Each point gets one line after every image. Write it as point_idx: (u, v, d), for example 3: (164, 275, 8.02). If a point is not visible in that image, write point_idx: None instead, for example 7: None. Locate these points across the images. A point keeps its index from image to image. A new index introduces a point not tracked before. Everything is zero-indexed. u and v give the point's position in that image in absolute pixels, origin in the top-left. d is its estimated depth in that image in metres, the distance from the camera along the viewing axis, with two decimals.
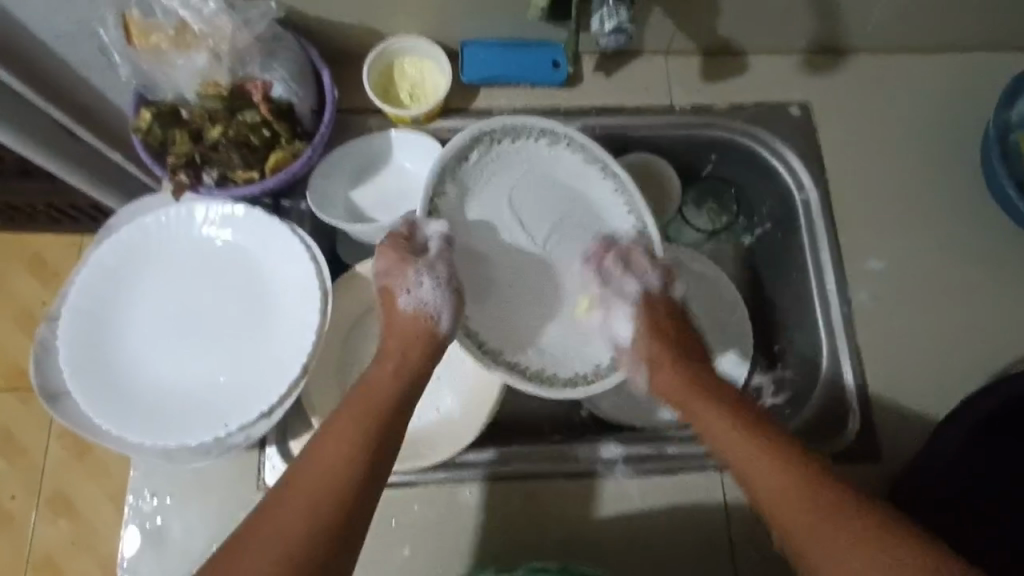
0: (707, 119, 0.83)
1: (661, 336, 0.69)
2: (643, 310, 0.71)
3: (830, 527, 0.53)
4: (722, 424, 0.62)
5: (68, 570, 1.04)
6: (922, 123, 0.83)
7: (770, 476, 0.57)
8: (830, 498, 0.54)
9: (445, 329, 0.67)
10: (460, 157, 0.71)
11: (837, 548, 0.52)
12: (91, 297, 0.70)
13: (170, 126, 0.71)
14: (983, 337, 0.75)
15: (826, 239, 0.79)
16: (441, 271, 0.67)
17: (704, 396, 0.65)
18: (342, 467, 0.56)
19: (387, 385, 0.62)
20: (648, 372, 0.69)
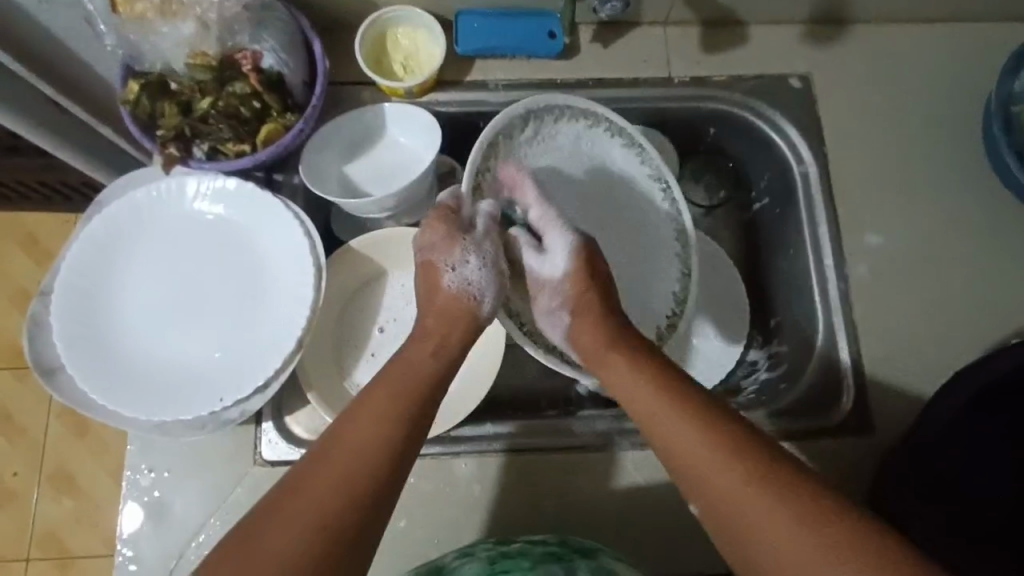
0: (706, 91, 0.81)
1: (588, 283, 0.66)
2: (573, 251, 0.67)
3: (749, 495, 0.51)
4: (640, 385, 0.60)
5: (71, 545, 1.05)
6: (924, 95, 0.82)
7: (688, 442, 0.55)
8: (750, 466, 0.52)
9: (485, 313, 0.66)
10: (508, 133, 0.74)
11: (768, 527, 0.50)
12: (82, 272, 0.69)
13: (158, 97, 0.69)
14: (979, 312, 0.75)
15: (824, 213, 0.78)
16: (486, 250, 0.67)
17: (621, 356, 0.62)
18: (377, 449, 0.55)
19: (426, 364, 0.62)
20: (571, 319, 0.66)
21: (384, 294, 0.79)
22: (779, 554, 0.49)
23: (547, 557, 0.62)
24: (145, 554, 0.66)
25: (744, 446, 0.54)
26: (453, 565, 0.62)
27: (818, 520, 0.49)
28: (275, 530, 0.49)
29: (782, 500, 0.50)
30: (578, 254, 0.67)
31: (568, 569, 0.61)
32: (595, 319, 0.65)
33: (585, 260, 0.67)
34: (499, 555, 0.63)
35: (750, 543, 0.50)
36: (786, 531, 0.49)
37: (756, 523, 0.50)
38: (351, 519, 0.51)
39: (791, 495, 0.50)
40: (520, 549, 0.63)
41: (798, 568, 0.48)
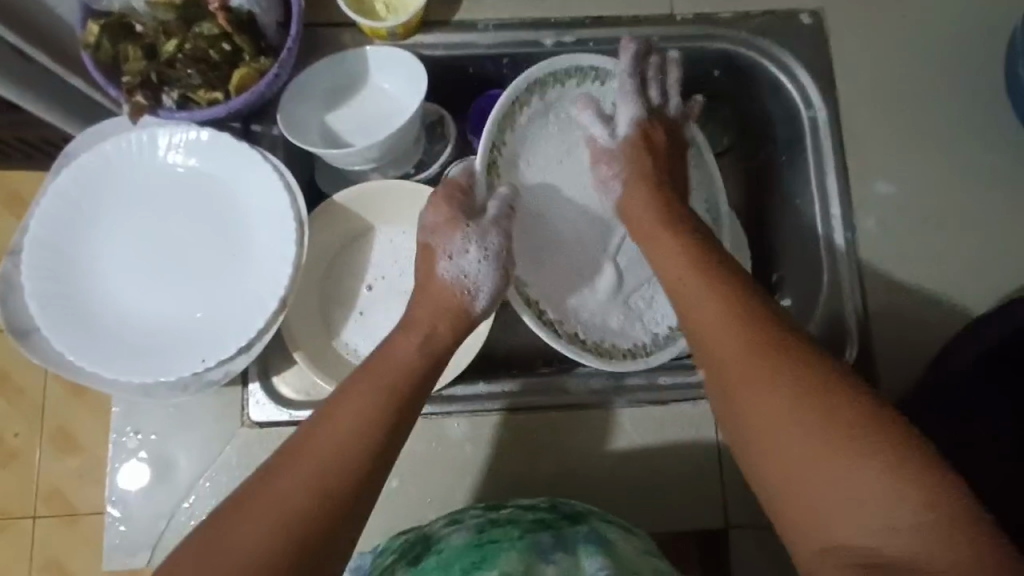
0: (710, 30, 0.76)
1: (648, 154, 0.69)
2: (636, 124, 0.70)
3: (765, 365, 0.52)
4: (679, 261, 0.61)
5: (77, 503, 1.06)
6: (943, 31, 0.76)
7: (713, 316, 0.56)
8: (770, 341, 0.53)
9: (480, 309, 0.64)
10: (525, 98, 0.71)
11: (782, 414, 0.50)
12: (53, 229, 0.66)
13: (122, 40, 0.65)
14: (993, 263, 0.71)
15: (832, 159, 0.74)
16: (490, 241, 0.65)
17: (669, 233, 0.63)
18: (352, 450, 0.52)
19: (407, 359, 0.59)
20: (625, 188, 0.68)
21: (372, 250, 0.76)
22: (778, 422, 0.50)
23: (537, 525, 0.61)
24: (136, 516, 0.65)
25: (774, 328, 0.54)
26: (442, 531, 0.62)
27: (838, 409, 0.48)
28: (242, 518, 0.48)
29: (796, 372, 0.51)
30: (641, 126, 0.70)
31: (558, 537, 0.60)
32: (649, 192, 0.67)
33: (647, 138, 0.69)
34: (488, 522, 0.61)
35: (750, 408, 0.52)
36: (789, 399, 0.50)
37: (760, 390, 0.51)
38: (323, 518, 0.49)
39: (807, 370, 0.51)
40: (509, 517, 0.62)
41: (803, 454, 0.48)
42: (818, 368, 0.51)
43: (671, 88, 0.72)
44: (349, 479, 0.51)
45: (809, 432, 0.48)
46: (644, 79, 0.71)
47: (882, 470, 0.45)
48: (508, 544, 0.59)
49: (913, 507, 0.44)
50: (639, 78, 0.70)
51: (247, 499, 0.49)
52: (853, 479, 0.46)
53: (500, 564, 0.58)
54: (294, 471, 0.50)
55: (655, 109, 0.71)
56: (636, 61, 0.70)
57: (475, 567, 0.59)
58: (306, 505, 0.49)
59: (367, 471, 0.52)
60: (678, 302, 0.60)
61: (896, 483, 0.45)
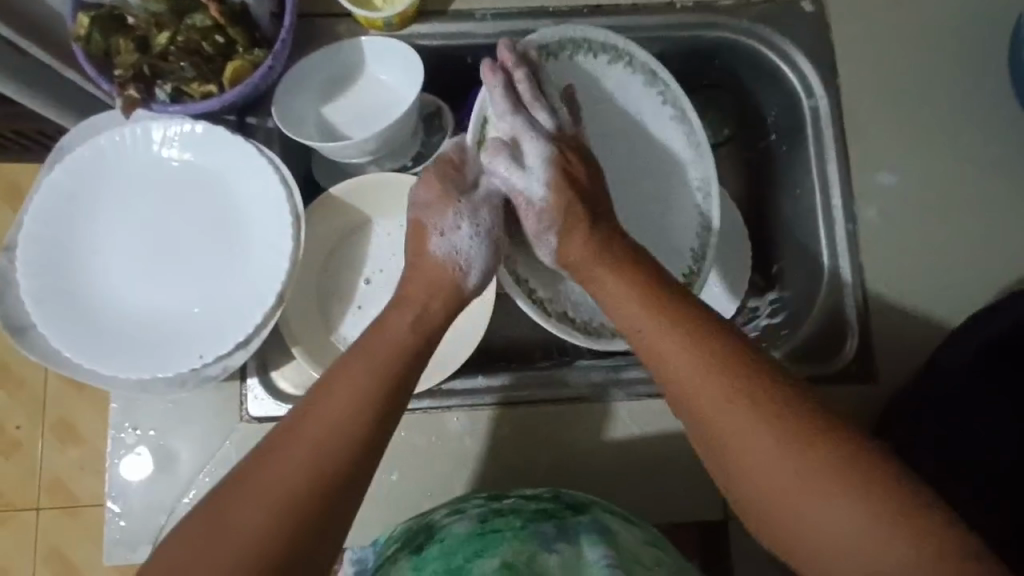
0: (711, 18, 0.75)
1: (571, 188, 0.62)
2: (547, 160, 0.63)
3: (746, 428, 0.49)
4: (639, 305, 0.57)
5: (79, 495, 1.06)
6: (947, 18, 0.75)
7: (685, 370, 0.53)
8: (749, 397, 0.50)
9: (474, 285, 0.63)
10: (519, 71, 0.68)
11: (760, 454, 0.49)
12: (47, 224, 0.66)
13: (113, 32, 0.64)
14: (995, 253, 0.71)
15: (834, 149, 0.73)
16: (481, 217, 0.63)
17: (618, 271, 0.59)
18: (348, 428, 0.52)
19: (401, 336, 0.58)
20: (559, 235, 0.62)
21: (370, 244, 0.76)
22: (769, 484, 0.48)
23: (539, 515, 0.61)
24: (136, 511, 0.65)
25: (740, 364, 0.51)
26: (444, 520, 0.62)
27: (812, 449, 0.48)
28: (243, 499, 0.48)
29: (778, 431, 0.49)
30: (556, 162, 0.63)
31: (560, 526, 0.60)
32: (586, 229, 0.61)
33: (565, 171, 0.63)
34: (490, 512, 0.62)
35: (735, 467, 0.50)
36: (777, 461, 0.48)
37: (745, 449, 0.49)
38: (319, 496, 0.49)
39: (790, 425, 0.49)
40: (511, 507, 0.62)
41: (788, 488, 0.48)
42: (798, 419, 0.49)
43: (555, 103, 0.68)
44: (343, 457, 0.51)
45: (801, 493, 0.47)
46: (523, 107, 0.65)
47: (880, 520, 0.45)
48: (511, 534, 0.60)
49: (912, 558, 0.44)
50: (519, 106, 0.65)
51: (243, 477, 0.49)
52: (837, 512, 0.46)
53: (501, 553, 0.58)
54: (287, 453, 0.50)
55: (555, 134, 0.65)
56: (506, 88, 0.65)
57: (476, 556, 0.59)
58: (303, 486, 0.49)
59: (363, 447, 0.52)
60: (639, 344, 0.56)
61: (892, 536, 0.44)
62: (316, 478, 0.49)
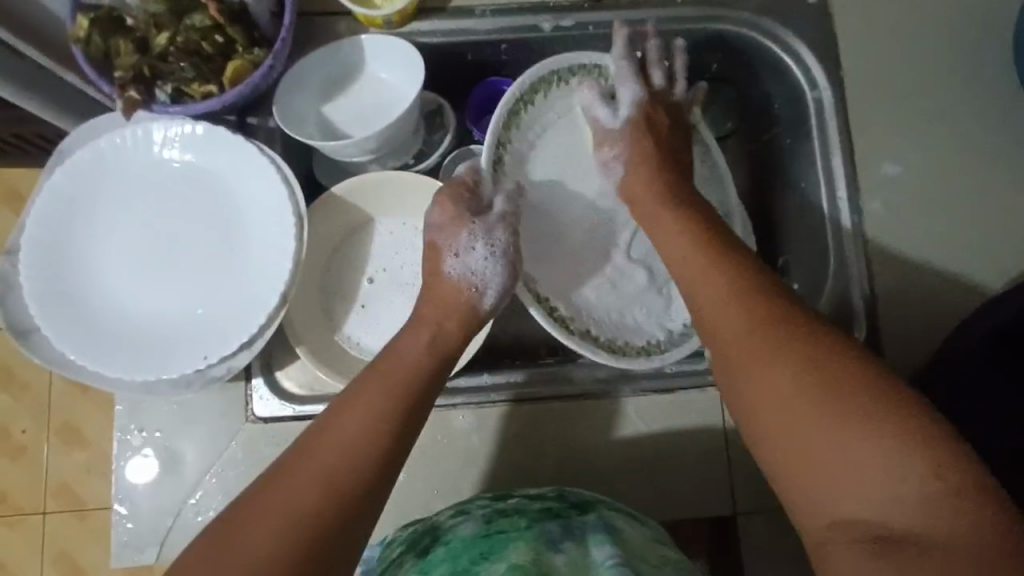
0: (713, 11, 0.74)
1: (648, 135, 0.67)
2: (636, 104, 0.68)
3: (769, 350, 0.50)
4: (684, 242, 0.59)
5: (86, 498, 1.06)
6: (950, 7, 0.75)
7: (722, 296, 0.55)
8: (778, 324, 0.51)
9: (489, 305, 0.63)
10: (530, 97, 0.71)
11: (783, 389, 0.49)
12: (50, 227, 0.65)
13: (112, 34, 0.64)
14: (1002, 243, 0.70)
15: (838, 141, 0.73)
16: (495, 237, 0.64)
17: (667, 214, 0.62)
18: (365, 448, 0.52)
19: (416, 359, 0.58)
20: (626, 168, 0.67)
21: (372, 243, 0.75)
22: (783, 410, 0.48)
23: (544, 514, 0.61)
24: (143, 512, 0.65)
25: (777, 305, 0.53)
26: (449, 522, 0.62)
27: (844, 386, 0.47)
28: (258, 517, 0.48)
29: (800, 358, 0.49)
30: (642, 108, 0.68)
31: (566, 526, 0.60)
32: (655, 167, 0.66)
33: (647, 117, 0.68)
34: (495, 513, 0.62)
35: (755, 391, 0.51)
36: (793, 385, 0.48)
37: (765, 371, 0.50)
38: (335, 517, 0.48)
39: (816, 354, 0.49)
40: (516, 507, 0.62)
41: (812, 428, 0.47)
42: (832, 349, 0.49)
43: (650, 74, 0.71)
44: (360, 479, 0.51)
45: (817, 417, 0.47)
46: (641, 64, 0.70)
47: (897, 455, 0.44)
48: (516, 534, 0.59)
49: (924, 493, 0.43)
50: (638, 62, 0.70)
51: (259, 497, 0.49)
52: (862, 454, 0.45)
53: (509, 555, 0.56)
54: (302, 474, 0.50)
55: (660, 91, 0.71)
56: (628, 45, 0.70)
57: (482, 558, 0.58)
58: (315, 506, 0.48)
59: (378, 467, 0.52)
60: (683, 280, 0.59)
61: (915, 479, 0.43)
62: (329, 499, 0.49)
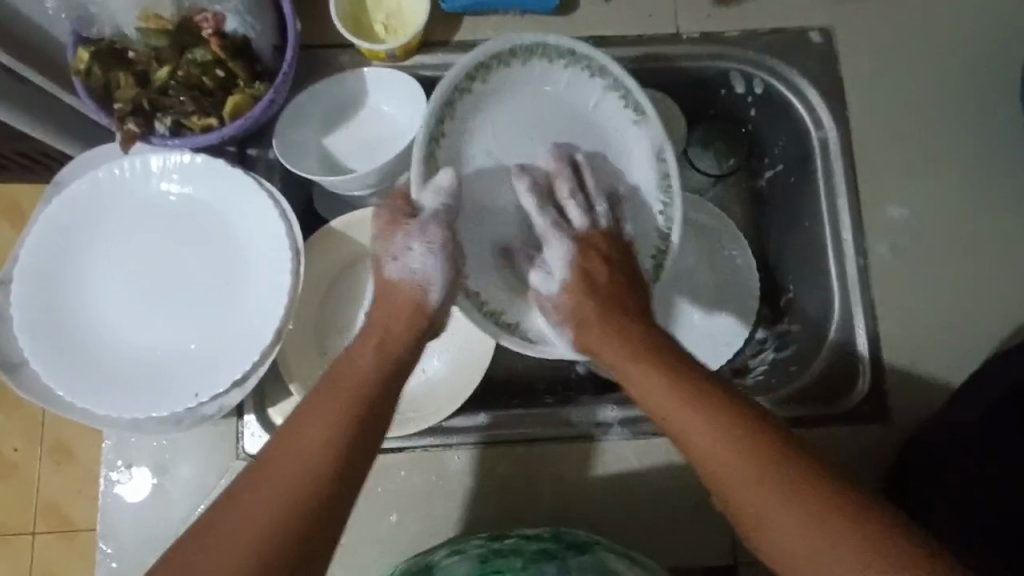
0: (717, 48, 0.74)
1: (587, 291, 0.58)
2: (570, 262, 0.60)
3: (731, 462, 0.48)
4: (643, 380, 0.53)
5: (76, 520, 1.04)
6: (958, 50, 0.74)
7: (701, 447, 0.49)
8: (753, 469, 0.47)
9: (435, 302, 0.60)
10: (451, 104, 0.65)
11: (772, 516, 0.46)
12: (45, 259, 0.65)
13: (112, 67, 0.64)
14: (1011, 291, 0.69)
15: (844, 184, 0.72)
16: (433, 235, 0.60)
17: (615, 334, 0.56)
18: (323, 455, 0.50)
19: (365, 370, 0.55)
20: (569, 323, 0.58)
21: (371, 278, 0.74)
22: (770, 521, 0.46)
23: (540, 556, 0.60)
24: (128, 552, 0.64)
25: (744, 427, 0.49)
26: (444, 562, 0.60)
27: (812, 504, 0.45)
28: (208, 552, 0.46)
29: (796, 501, 0.46)
30: (578, 261, 0.60)
31: (562, 567, 0.60)
32: (599, 311, 0.57)
33: (585, 272, 0.59)
34: (492, 553, 0.61)
35: (743, 520, 0.48)
36: (779, 514, 0.46)
37: (754, 508, 0.47)
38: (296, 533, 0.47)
39: (797, 493, 0.46)
40: (513, 547, 0.61)
41: (794, 546, 0.45)
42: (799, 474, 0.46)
43: (594, 199, 0.64)
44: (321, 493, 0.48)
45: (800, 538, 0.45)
46: (559, 204, 0.63)
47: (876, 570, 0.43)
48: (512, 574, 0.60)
49: None
50: (550, 201, 0.63)
51: (229, 505, 0.48)
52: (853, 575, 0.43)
53: None
54: (269, 477, 0.48)
55: (584, 231, 0.62)
56: (536, 186, 0.64)
57: None
58: (265, 532, 0.46)
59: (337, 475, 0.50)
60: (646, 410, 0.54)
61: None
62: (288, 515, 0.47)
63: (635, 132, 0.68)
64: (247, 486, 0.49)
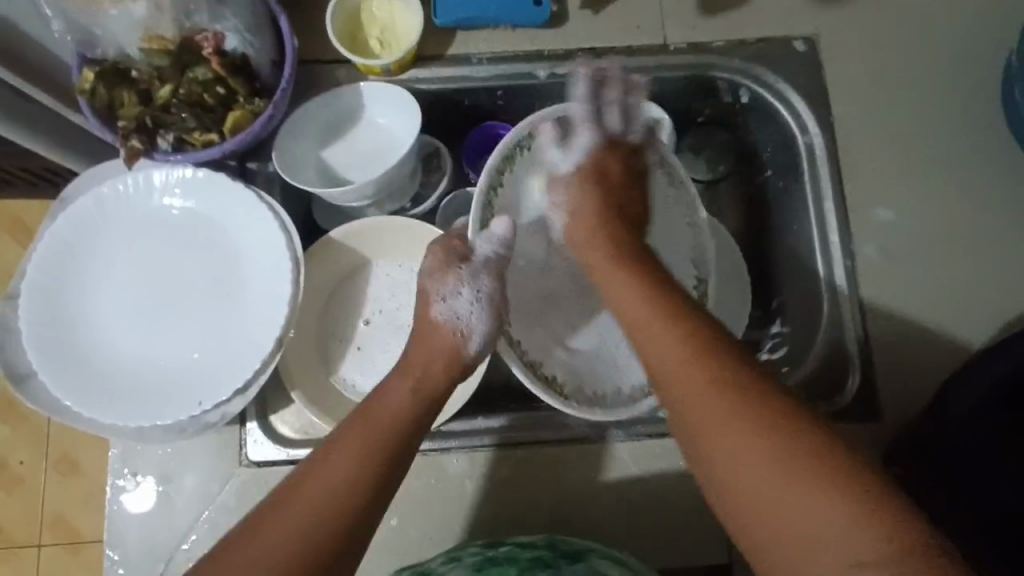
0: (704, 58, 0.76)
1: (594, 185, 0.66)
2: (590, 153, 0.67)
3: (711, 401, 0.48)
4: (640, 310, 0.55)
5: (81, 531, 1.06)
6: (939, 56, 0.76)
7: (686, 385, 0.50)
8: (737, 400, 0.47)
9: (474, 349, 0.63)
10: (510, 159, 0.69)
11: (748, 458, 0.46)
12: (51, 274, 0.66)
13: (117, 86, 0.66)
14: (995, 289, 0.71)
15: (831, 187, 0.74)
16: (482, 284, 0.65)
17: (621, 273, 0.59)
18: (359, 482, 0.52)
19: (399, 405, 0.58)
20: (569, 198, 0.66)
21: (369, 286, 0.76)
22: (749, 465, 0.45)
23: (533, 564, 0.61)
24: (133, 560, 0.65)
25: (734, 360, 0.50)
26: (440, 569, 0.61)
27: (789, 441, 0.45)
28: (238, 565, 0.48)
29: (775, 436, 0.45)
30: (595, 155, 0.67)
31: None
32: (599, 206, 0.65)
33: (596, 168, 0.67)
34: (486, 561, 0.62)
35: (719, 466, 0.47)
36: (755, 457, 0.45)
37: (732, 450, 0.46)
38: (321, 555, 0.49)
39: (778, 426, 0.46)
40: (507, 555, 0.62)
41: (767, 498, 0.44)
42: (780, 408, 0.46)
43: (635, 120, 0.69)
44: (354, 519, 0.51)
45: (775, 484, 0.44)
46: (599, 106, 0.68)
47: (849, 517, 0.41)
48: None
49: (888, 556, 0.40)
50: (595, 100, 0.68)
51: (264, 524, 0.50)
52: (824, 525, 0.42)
53: None
54: (307, 496, 0.51)
55: (615, 136, 0.68)
56: (593, 94, 0.68)
57: None
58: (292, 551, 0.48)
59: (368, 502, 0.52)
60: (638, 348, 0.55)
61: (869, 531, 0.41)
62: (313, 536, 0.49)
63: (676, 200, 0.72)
64: (277, 502, 0.51)
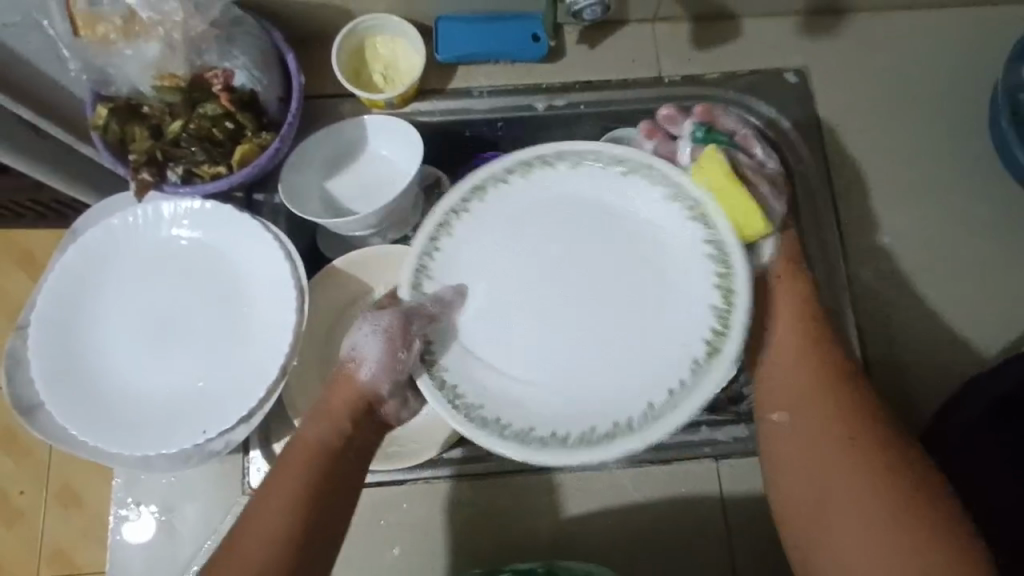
0: (698, 89, 0.78)
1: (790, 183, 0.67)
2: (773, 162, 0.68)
3: (854, 452, 0.55)
4: (801, 349, 0.61)
5: (80, 564, 1.05)
6: (927, 84, 0.78)
7: (833, 434, 0.56)
8: (878, 456, 0.54)
9: (366, 378, 0.60)
10: (465, 206, 0.62)
11: (873, 507, 0.52)
12: (60, 305, 0.68)
13: (129, 122, 0.68)
14: (991, 310, 0.71)
15: (829, 213, 0.74)
16: (379, 317, 0.59)
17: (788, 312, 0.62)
18: (291, 513, 0.53)
19: (320, 436, 0.58)
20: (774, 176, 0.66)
21: None
22: (871, 517, 0.52)
23: None
24: None
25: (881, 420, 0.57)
26: None
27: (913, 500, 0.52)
28: None
29: (907, 495, 0.52)
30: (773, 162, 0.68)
31: None
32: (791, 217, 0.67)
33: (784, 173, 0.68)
34: None
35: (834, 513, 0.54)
36: (880, 512, 0.52)
37: (854, 498, 0.53)
38: None
39: (909, 485, 0.53)
40: None
41: (878, 547, 0.51)
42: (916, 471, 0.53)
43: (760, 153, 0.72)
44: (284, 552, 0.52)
45: (893, 535, 0.51)
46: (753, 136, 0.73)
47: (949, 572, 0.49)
48: None
49: None
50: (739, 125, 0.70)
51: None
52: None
53: None
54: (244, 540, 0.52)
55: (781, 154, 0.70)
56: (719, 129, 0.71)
57: None
58: None
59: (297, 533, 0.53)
60: (787, 385, 0.60)
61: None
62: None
63: (659, 206, 0.60)
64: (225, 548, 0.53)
